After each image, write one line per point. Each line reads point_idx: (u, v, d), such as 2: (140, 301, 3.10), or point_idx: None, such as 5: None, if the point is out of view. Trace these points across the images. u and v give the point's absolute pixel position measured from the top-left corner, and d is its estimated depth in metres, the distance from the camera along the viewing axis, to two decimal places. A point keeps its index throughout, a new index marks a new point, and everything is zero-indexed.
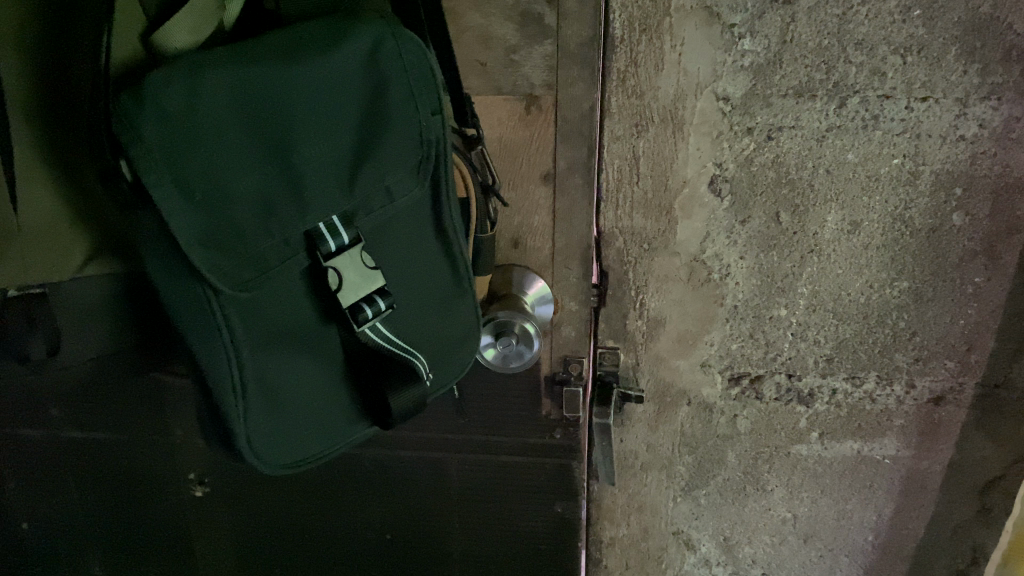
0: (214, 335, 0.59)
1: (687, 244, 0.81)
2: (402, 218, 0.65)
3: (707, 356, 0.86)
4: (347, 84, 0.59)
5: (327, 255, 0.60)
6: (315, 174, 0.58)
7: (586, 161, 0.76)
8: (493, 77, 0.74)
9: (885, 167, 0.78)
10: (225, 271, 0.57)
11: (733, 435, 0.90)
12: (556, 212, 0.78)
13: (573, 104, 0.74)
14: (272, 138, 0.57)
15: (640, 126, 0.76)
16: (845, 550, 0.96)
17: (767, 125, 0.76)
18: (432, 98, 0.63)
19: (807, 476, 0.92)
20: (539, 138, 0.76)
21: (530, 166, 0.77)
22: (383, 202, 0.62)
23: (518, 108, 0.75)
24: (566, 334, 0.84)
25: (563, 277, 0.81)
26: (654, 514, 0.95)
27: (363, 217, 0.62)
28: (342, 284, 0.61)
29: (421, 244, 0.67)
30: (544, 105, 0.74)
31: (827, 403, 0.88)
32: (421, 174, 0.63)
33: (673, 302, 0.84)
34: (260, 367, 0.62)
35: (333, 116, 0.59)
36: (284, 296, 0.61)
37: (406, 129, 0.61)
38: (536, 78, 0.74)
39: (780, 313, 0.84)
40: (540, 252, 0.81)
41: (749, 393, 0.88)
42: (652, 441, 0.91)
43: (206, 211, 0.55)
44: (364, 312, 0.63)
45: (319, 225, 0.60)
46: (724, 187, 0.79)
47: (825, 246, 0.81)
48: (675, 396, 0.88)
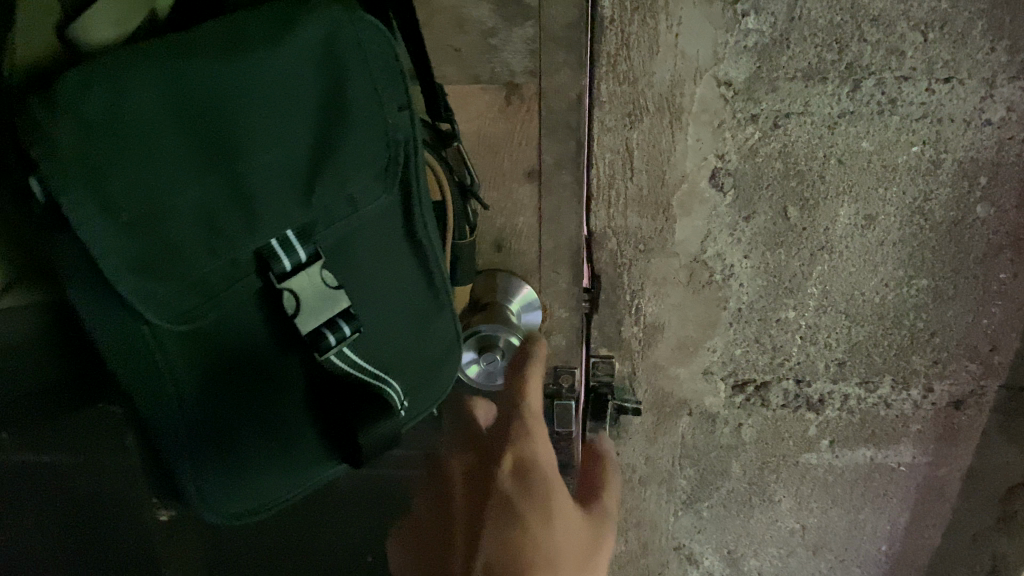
0: (153, 368, 0.53)
1: (686, 244, 0.74)
2: (369, 230, 0.57)
3: (710, 362, 0.79)
4: (301, 79, 0.49)
5: (280, 275, 0.53)
6: (267, 185, 0.50)
7: (574, 156, 0.68)
8: (469, 64, 0.66)
9: (903, 155, 0.71)
10: (162, 298, 0.50)
11: (738, 445, 0.84)
12: (543, 212, 0.71)
13: (559, 93, 0.66)
14: (215, 146, 0.48)
15: (634, 116, 0.69)
16: (857, 561, 0.91)
17: (773, 112, 0.69)
18: (399, 92, 0.54)
19: (817, 486, 0.86)
20: (521, 132, 0.69)
21: (512, 161, 0.70)
22: (346, 212, 0.54)
23: (497, 99, 0.68)
24: (557, 343, 0.77)
25: (551, 282, 0.74)
26: (654, 530, 0.88)
27: (323, 230, 0.54)
28: (299, 308, 0.54)
29: (392, 258, 0.60)
30: (526, 95, 0.67)
31: (838, 410, 0.82)
32: (387, 177, 0.55)
33: (671, 307, 0.77)
34: (207, 401, 0.56)
35: (286, 118, 0.49)
36: (234, 321, 0.54)
37: (370, 130, 0.53)
38: (517, 64, 0.66)
39: (787, 315, 0.77)
40: (526, 256, 0.74)
41: (754, 401, 0.82)
42: (650, 455, 0.84)
43: (139, 233, 0.47)
44: (325, 341, 0.56)
45: (272, 242, 0.52)
46: (727, 181, 0.71)
47: (836, 242, 0.74)
48: (675, 406, 0.82)
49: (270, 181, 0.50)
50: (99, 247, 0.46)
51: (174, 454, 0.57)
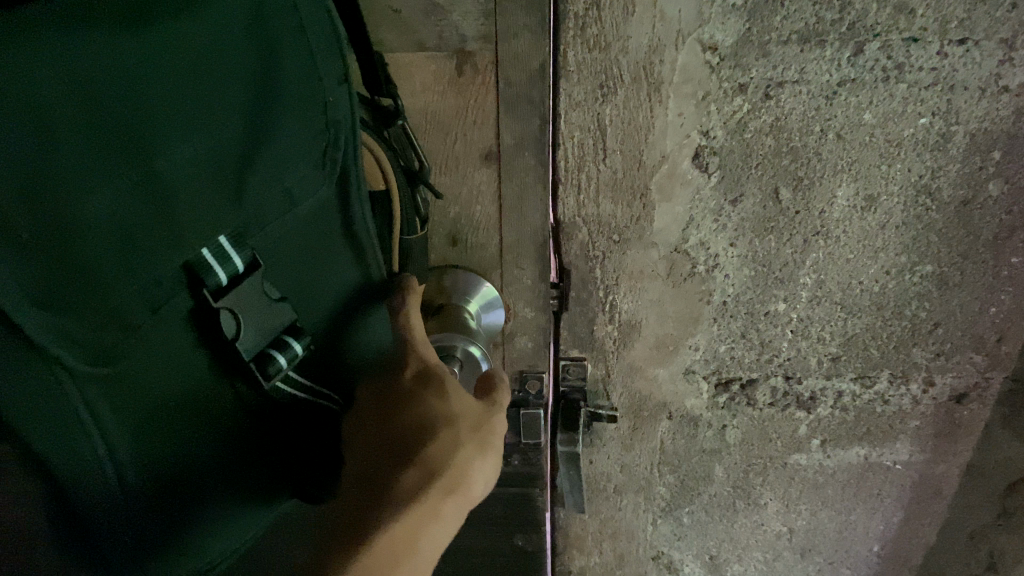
0: (73, 426, 0.38)
1: (666, 233, 0.65)
2: (302, 228, 0.46)
3: (692, 361, 0.71)
4: (228, 47, 0.37)
5: (215, 291, 0.40)
6: (194, 185, 0.37)
7: (539, 136, 0.58)
8: (411, 28, 0.55)
9: (909, 129, 0.62)
10: (77, 337, 0.35)
11: (722, 449, 0.76)
12: (502, 200, 0.62)
13: (519, 62, 0.55)
14: (132, 140, 0.34)
15: (606, 88, 0.59)
16: (847, 562, 0.84)
17: (764, 80, 0.60)
18: (337, 62, 0.43)
19: (806, 487, 0.79)
20: (475, 108, 0.58)
21: (466, 142, 0.59)
22: (279, 209, 0.43)
23: (447, 69, 0.57)
24: (522, 346, 0.69)
25: (514, 278, 0.65)
26: (631, 540, 0.81)
27: (254, 233, 0.42)
28: (239, 332, 0.42)
29: (325, 255, 0.49)
30: (480, 65, 0.56)
31: (831, 407, 0.74)
32: (327, 167, 0.44)
33: (649, 303, 0.68)
34: (147, 462, 0.42)
35: (213, 97, 0.37)
36: (163, 358, 0.41)
37: (306, 110, 0.42)
38: (470, 28, 0.54)
39: (777, 308, 0.69)
40: (485, 250, 0.64)
41: (740, 400, 0.74)
42: (626, 462, 0.76)
43: (43, 261, 0.33)
44: (275, 364, 0.44)
45: (203, 251, 0.39)
46: (712, 161, 0.62)
47: (833, 227, 0.66)
48: (653, 410, 0.73)
49: (200, 178, 0.38)
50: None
51: (114, 543, 0.41)
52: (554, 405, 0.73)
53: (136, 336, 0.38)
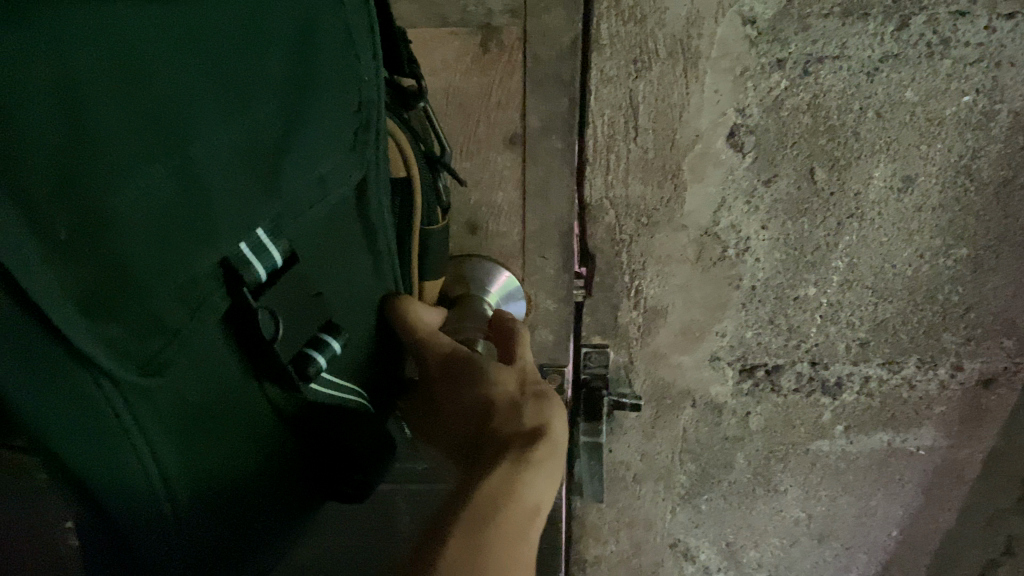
0: (118, 440, 0.30)
1: (697, 215, 0.62)
2: (328, 220, 0.40)
3: (717, 348, 0.69)
4: (270, 10, 0.33)
5: (255, 288, 0.34)
6: (236, 168, 0.32)
7: (567, 117, 0.56)
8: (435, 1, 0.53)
9: (952, 107, 0.59)
10: (123, 347, 0.28)
11: (744, 436, 0.74)
12: (526, 186, 0.59)
13: (549, 36, 0.54)
14: (174, 112, 0.28)
15: (640, 62, 0.56)
16: (865, 548, 0.83)
17: (804, 55, 0.57)
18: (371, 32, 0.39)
19: (827, 473, 0.78)
20: (500, 86, 0.56)
21: (491, 119, 0.57)
22: (313, 201, 0.37)
23: (472, 44, 0.55)
24: (542, 339, 0.65)
25: (536, 269, 0.62)
26: (648, 529, 0.79)
27: (291, 225, 0.36)
28: (277, 333, 0.36)
29: (345, 247, 0.43)
30: (507, 40, 0.54)
31: (856, 392, 0.72)
32: (357, 154, 0.40)
33: (675, 288, 0.65)
34: (192, 480, 0.34)
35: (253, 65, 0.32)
36: (199, 361, 0.33)
37: (339, 84, 0.37)
38: (496, 3, 0.53)
39: (808, 293, 0.67)
40: (506, 239, 0.61)
41: (763, 387, 0.72)
42: (646, 450, 0.74)
43: (84, 258, 0.26)
44: (317, 364, 0.38)
45: (242, 244, 0.33)
46: (747, 139, 0.59)
47: (868, 209, 0.63)
48: (676, 398, 0.71)
49: (237, 161, 0.32)
50: (34, 283, 0.24)
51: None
52: (574, 390, 0.70)
53: (179, 343, 0.31)
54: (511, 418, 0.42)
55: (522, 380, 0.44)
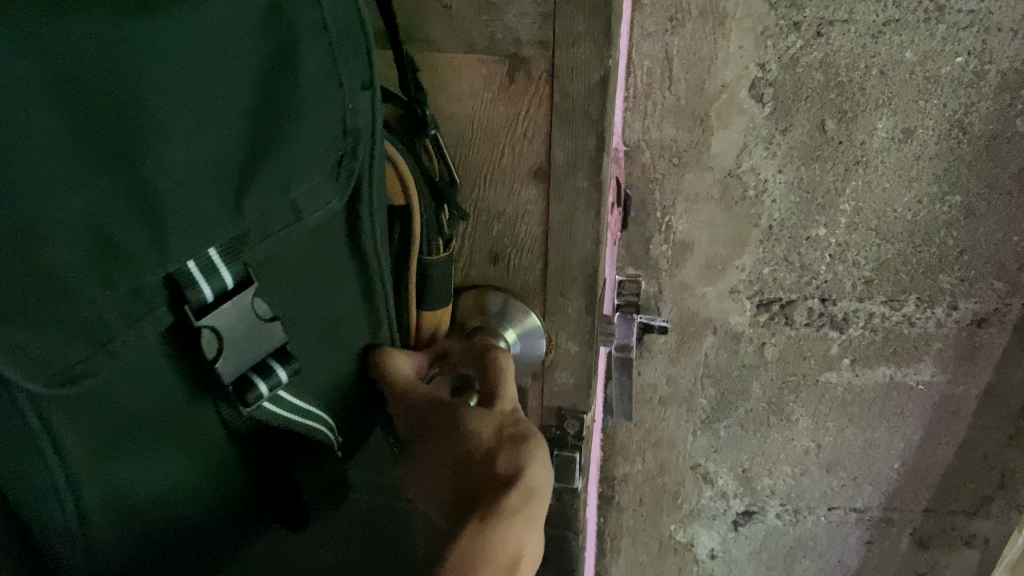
0: (32, 445, 0.33)
1: (722, 157, 0.72)
2: (303, 238, 0.41)
3: (737, 281, 0.78)
4: (249, 32, 0.33)
5: (200, 311, 0.35)
6: (188, 195, 0.32)
7: (594, 157, 0.49)
8: (461, 25, 0.47)
9: (946, 67, 0.68)
10: (37, 362, 0.30)
11: (760, 365, 0.83)
12: (550, 222, 0.53)
13: (577, 72, 0.46)
14: (115, 131, 0.29)
15: (676, 20, 0.65)
16: (869, 479, 0.92)
17: (817, 19, 0.66)
18: (360, 66, 0.38)
19: (835, 404, 0.86)
20: (526, 118, 0.49)
21: (512, 159, 0.51)
22: (285, 224, 0.38)
23: (498, 71, 0.48)
24: (563, 381, 0.63)
25: (558, 309, 0.58)
26: (672, 449, 0.90)
27: (255, 247, 0.37)
28: (220, 356, 0.37)
29: (325, 266, 0.44)
30: (533, 71, 0.48)
31: (861, 328, 0.81)
32: (342, 179, 0.40)
33: (702, 224, 0.76)
34: (113, 489, 0.37)
35: (223, 95, 0.32)
36: (140, 369, 0.36)
37: (328, 110, 0.37)
38: (524, 30, 0.46)
39: (819, 233, 0.76)
40: (528, 274, 0.57)
41: (779, 320, 0.81)
42: (672, 374, 0.85)
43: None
44: (255, 391, 0.38)
45: (189, 267, 0.34)
46: (767, 91, 0.69)
47: (872, 157, 0.72)
48: (700, 325, 0.81)
49: (192, 183, 0.32)
50: None
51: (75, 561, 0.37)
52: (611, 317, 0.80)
53: (106, 361, 0.32)
54: (486, 462, 0.43)
55: (500, 422, 0.45)
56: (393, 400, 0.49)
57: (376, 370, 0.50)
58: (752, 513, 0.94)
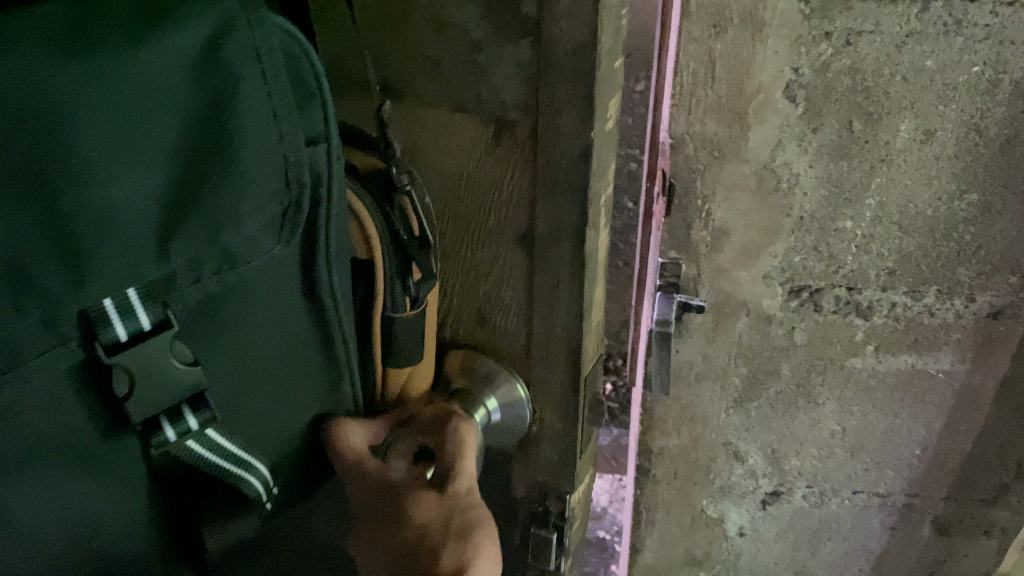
0: None
1: (758, 151, 0.80)
2: (244, 288, 0.46)
3: (770, 267, 0.87)
4: (172, 97, 0.40)
5: (113, 346, 0.40)
6: (108, 233, 0.38)
7: (575, 227, 0.55)
8: (452, 85, 0.54)
9: (964, 75, 0.74)
10: None
11: (789, 347, 0.91)
12: (533, 287, 0.60)
13: (559, 142, 0.52)
14: (42, 171, 0.36)
15: (719, 27, 0.74)
16: (892, 465, 0.98)
17: (846, 30, 0.74)
18: (310, 124, 0.46)
19: (859, 390, 0.93)
20: (511, 183, 0.56)
21: (498, 222, 0.58)
22: (217, 269, 0.44)
23: (485, 133, 0.55)
24: (544, 453, 0.68)
25: (541, 376, 0.64)
26: (705, 425, 0.98)
27: (183, 291, 0.42)
28: (135, 389, 0.41)
29: (274, 318, 0.49)
30: (519, 136, 0.54)
31: (885, 316, 0.88)
32: (284, 231, 0.46)
33: (739, 212, 0.84)
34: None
35: (152, 137, 0.39)
36: (42, 399, 0.39)
37: (258, 172, 0.44)
38: (510, 95, 0.53)
39: (845, 226, 0.83)
40: (511, 336, 0.63)
41: (808, 306, 0.89)
42: (708, 352, 0.93)
43: None
44: (162, 435, 0.44)
45: (108, 302, 0.39)
46: (799, 93, 0.77)
47: (895, 156, 0.79)
48: (734, 307, 0.90)
49: (113, 223, 0.38)
50: None
51: None
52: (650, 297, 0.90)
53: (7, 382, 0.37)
54: (432, 557, 0.48)
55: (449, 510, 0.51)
56: (340, 469, 0.55)
57: (329, 437, 0.55)
58: (779, 494, 1.03)
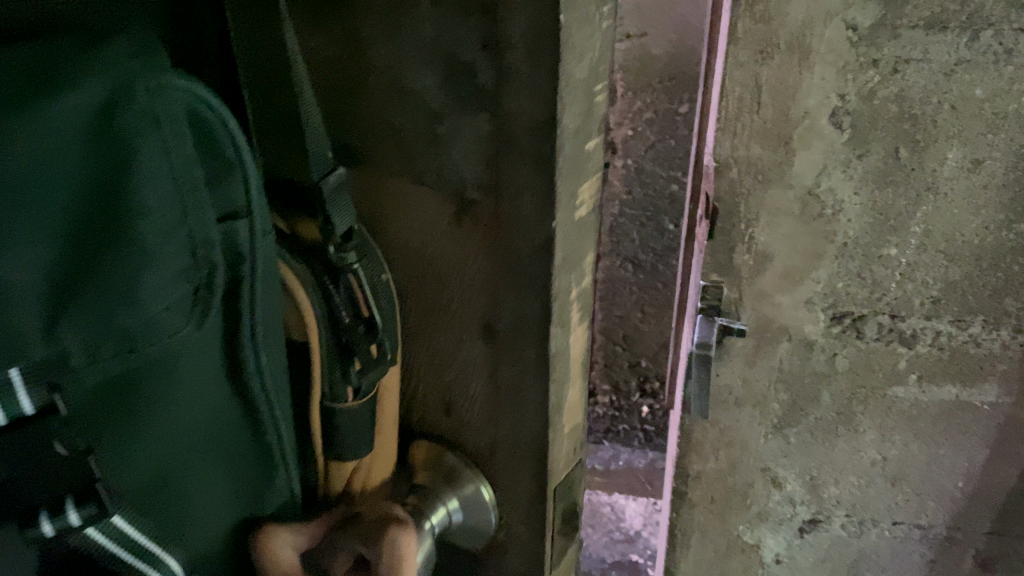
0: None
1: (802, 176, 0.80)
2: (157, 379, 0.39)
3: (813, 293, 0.86)
4: (52, 158, 0.33)
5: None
6: None
7: (539, 323, 0.51)
8: (417, 158, 0.51)
9: (1014, 104, 0.74)
10: None
11: (830, 373, 0.90)
12: (497, 381, 0.56)
13: (522, 229, 0.49)
14: None
15: (767, 52, 0.75)
16: (934, 496, 0.96)
17: (894, 57, 0.74)
18: (224, 184, 0.40)
19: (901, 419, 0.92)
20: (474, 271, 0.52)
21: (461, 311, 0.55)
22: (119, 359, 0.36)
23: (449, 211, 0.52)
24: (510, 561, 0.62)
25: (508, 479, 0.59)
26: (743, 449, 0.98)
27: (73, 385, 0.35)
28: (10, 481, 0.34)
29: (194, 410, 0.42)
30: (482, 217, 0.50)
31: (929, 345, 0.87)
32: (197, 309, 0.39)
33: (782, 237, 0.84)
34: None
35: (24, 206, 0.33)
36: None
37: (161, 241, 0.37)
38: (472, 173, 0.49)
39: (890, 253, 0.83)
40: (477, 432, 0.58)
41: (850, 332, 0.88)
42: (747, 377, 0.92)
43: None
44: (39, 527, 0.35)
45: None
46: (845, 120, 0.77)
47: (941, 184, 0.79)
48: (775, 332, 0.89)
49: None
50: None
51: None
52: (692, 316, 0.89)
53: None
54: None
55: None
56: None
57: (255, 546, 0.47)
58: (818, 522, 1.02)
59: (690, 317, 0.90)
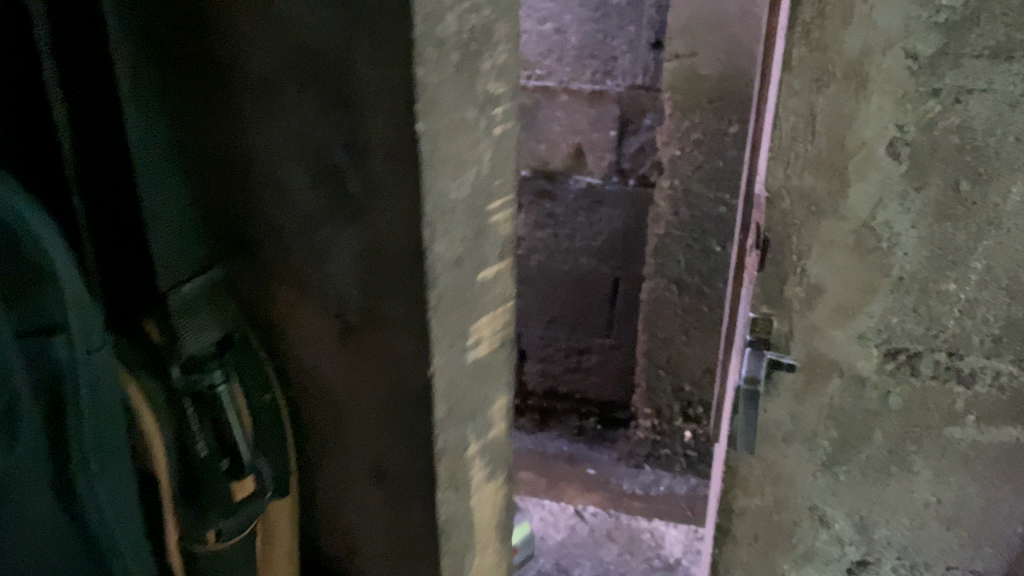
0: None
1: (857, 209, 0.78)
2: None
3: (866, 327, 0.83)
4: None
5: None
6: None
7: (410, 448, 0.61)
8: (295, 285, 0.59)
9: None
10: None
11: (883, 412, 0.88)
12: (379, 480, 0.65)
13: (391, 356, 0.58)
14: None
15: (821, 81, 0.73)
16: (991, 541, 0.92)
17: (955, 88, 0.72)
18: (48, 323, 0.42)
19: (956, 460, 0.89)
20: (354, 389, 0.62)
21: (337, 415, 0.64)
22: None
23: (334, 330, 0.60)
24: None
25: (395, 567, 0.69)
26: (790, 488, 0.95)
27: None
28: None
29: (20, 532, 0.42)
30: (360, 337, 0.59)
31: (988, 385, 0.84)
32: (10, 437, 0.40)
33: (835, 269, 0.81)
34: None
35: None
36: None
37: None
38: (347, 301, 0.58)
39: (949, 288, 0.80)
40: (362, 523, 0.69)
41: (906, 370, 0.85)
42: (796, 414, 0.90)
43: None
44: None
45: None
46: (904, 150, 0.75)
47: (1005, 219, 0.76)
48: (826, 368, 0.86)
49: None
50: None
51: None
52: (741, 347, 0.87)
53: None
54: None
55: None
56: None
57: None
58: (867, 564, 0.98)
59: (739, 348, 0.88)
